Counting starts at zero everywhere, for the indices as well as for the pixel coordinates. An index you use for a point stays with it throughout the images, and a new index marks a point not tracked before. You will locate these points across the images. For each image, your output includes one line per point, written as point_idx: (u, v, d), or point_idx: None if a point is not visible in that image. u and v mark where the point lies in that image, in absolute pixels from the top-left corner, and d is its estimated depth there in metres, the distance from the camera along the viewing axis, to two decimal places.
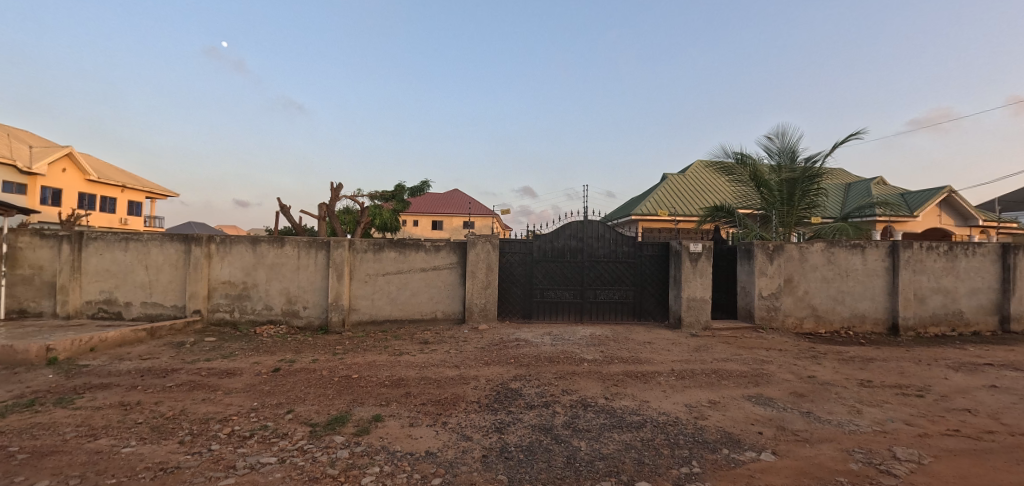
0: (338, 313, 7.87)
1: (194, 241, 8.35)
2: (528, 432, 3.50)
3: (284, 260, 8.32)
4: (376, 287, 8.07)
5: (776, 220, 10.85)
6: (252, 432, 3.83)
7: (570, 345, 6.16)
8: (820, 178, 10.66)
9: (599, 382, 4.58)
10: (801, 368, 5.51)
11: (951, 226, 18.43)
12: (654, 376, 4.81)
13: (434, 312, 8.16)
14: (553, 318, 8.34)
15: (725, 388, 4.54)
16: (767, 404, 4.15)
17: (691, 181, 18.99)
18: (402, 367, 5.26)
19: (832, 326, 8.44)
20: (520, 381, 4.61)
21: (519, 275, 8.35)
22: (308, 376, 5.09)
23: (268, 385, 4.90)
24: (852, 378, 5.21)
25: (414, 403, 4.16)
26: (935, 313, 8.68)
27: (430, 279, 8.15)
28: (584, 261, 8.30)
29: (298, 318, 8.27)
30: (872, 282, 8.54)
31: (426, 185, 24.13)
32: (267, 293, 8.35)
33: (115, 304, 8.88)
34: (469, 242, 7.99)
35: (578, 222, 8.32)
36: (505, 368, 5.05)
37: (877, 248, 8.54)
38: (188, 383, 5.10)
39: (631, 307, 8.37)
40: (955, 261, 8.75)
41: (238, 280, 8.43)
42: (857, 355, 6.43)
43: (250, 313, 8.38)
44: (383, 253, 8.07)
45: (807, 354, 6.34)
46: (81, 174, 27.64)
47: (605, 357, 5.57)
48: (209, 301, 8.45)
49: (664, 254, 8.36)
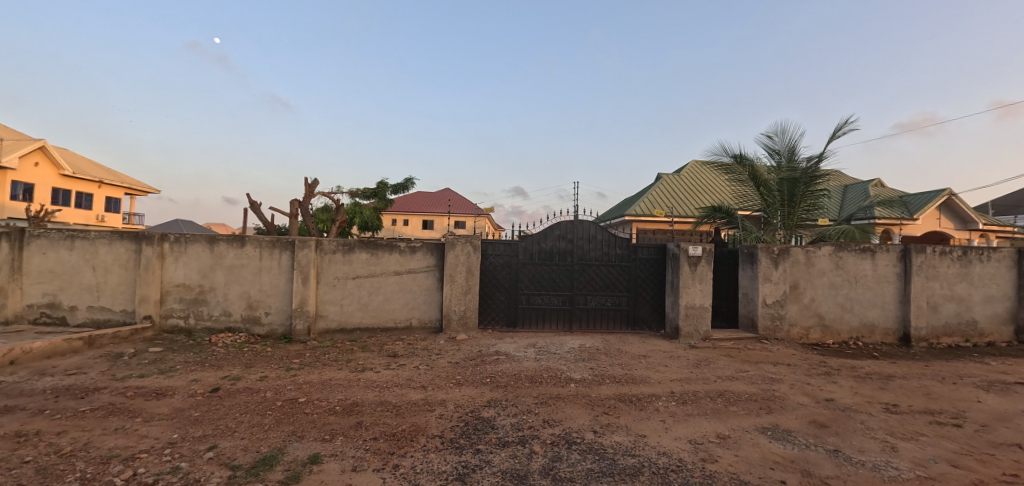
0: (303, 320, 7.13)
1: (145, 239, 7.56)
2: (496, 482, 2.80)
3: (244, 261, 7.56)
4: (345, 292, 7.33)
5: (777, 221, 10.24)
6: (158, 476, 3.10)
7: (556, 360, 5.47)
8: (824, 178, 10.08)
9: (587, 409, 3.89)
10: (816, 389, 4.86)
11: (951, 230, 18.05)
12: (651, 401, 4.14)
13: (408, 320, 7.44)
14: (540, 326, 7.66)
15: (735, 416, 3.88)
16: (786, 439, 3.48)
17: (687, 181, 18.38)
18: (360, 387, 4.53)
19: (839, 337, 7.84)
20: (494, 408, 3.91)
21: (504, 279, 7.65)
22: (247, 400, 4.37)
23: (198, 411, 4.18)
24: (874, 402, 4.58)
25: (362, 437, 3.45)
26: (948, 321, 8.11)
27: (405, 283, 7.42)
28: (574, 264, 7.63)
29: (259, 325, 7.52)
30: (882, 289, 7.95)
31: (410, 183, 23.21)
32: (226, 298, 7.59)
33: (59, 308, 8.06)
34: (447, 243, 7.28)
35: (568, 222, 7.66)
36: (478, 390, 4.34)
37: (888, 253, 7.95)
38: (106, 408, 4.35)
39: (624, 315, 7.71)
40: (969, 267, 8.19)
41: (194, 283, 7.65)
42: (873, 371, 5.82)
43: (206, 319, 7.61)
44: (353, 254, 7.33)
45: (819, 371, 5.71)
46: (54, 169, 26.42)
47: (596, 375, 4.88)
48: (162, 306, 7.67)
49: (661, 258, 7.71)
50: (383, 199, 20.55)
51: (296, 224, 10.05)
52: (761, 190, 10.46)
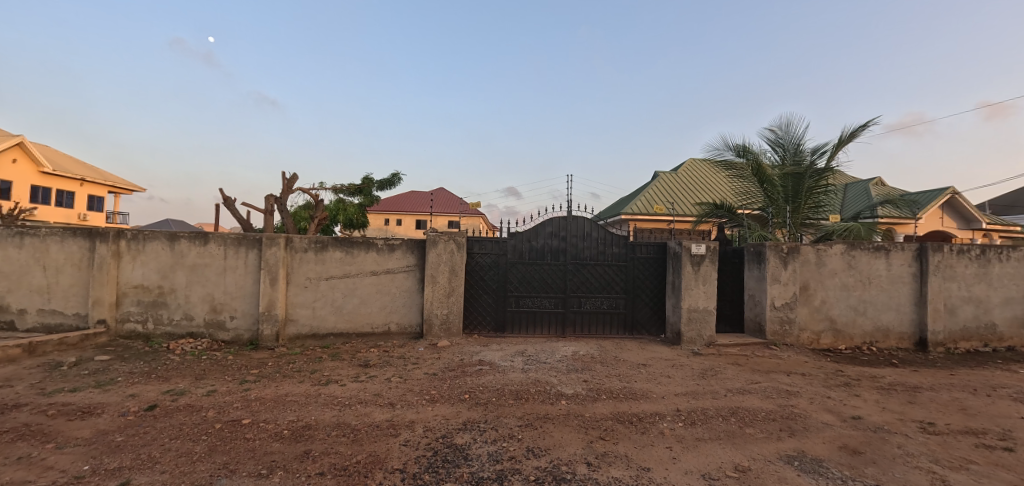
0: (270, 326, 6.49)
1: (99, 237, 6.90)
2: None
3: (208, 261, 6.92)
4: (318, 293, 6.70)
5: (780, 220, 9.70)
6: None
7: (546, 371, 4.88)
8: (830, 174, 9.56)
9: (580, 433, 3.30)
10: (839, 404, 4.30)
11: (953, 230, 17.63)
12: (654, 422, 3.54)
13: (386, 325, 6.83)
14: (530, 331, 7.07)
15: (752, 442, 3.30)
16: (817, 472, 2.90)
17: (685, 179, 17.84)
18: (317, 405, 3.91)
19: (852, 342, 7.30)
20: (469, 433, 3.31)
21: (491, 280, 7.05)
22: (183, 420, 3.77)
23: (123, 435, 3.60)
24: (907, 420, 4.02)
25: (306, 473, 2.84)
26: (966, 325, 7.59)
27: (382, 284, 6.81)
28: (567, 264, 7.04)
29: (223, 330, 6.89)
30: (897, 291, 7.42)
31: (396, 177, 22.50)
32: (187, 301, 6.96)
33: (5, 312, 7.34)
34: (428, 240, 6.65)
35: (561, 218, 7.07)
36: (454, 409, 3.74)
37: (903, 252, 7.41)
38: (18, 431, 3.73)
39: (621, 319, 7.13)
40: (987, 267, 7.66)
41: (153, 284, 7.00)
42: (897, 381, 5.26)
43: (166, 324, 6.97)
44: (326, 253, 6.70)
45: (837, 381, 5.14)
46: (33, 166, 25.56)
47: (591, 390, 4.29)
48: (118, 309, 7.01)
49: (661, 257, 7.13)
50: (369, 196, 19.82)
51: (271, 222, 9.40)
52: (765, 186, 9.92)
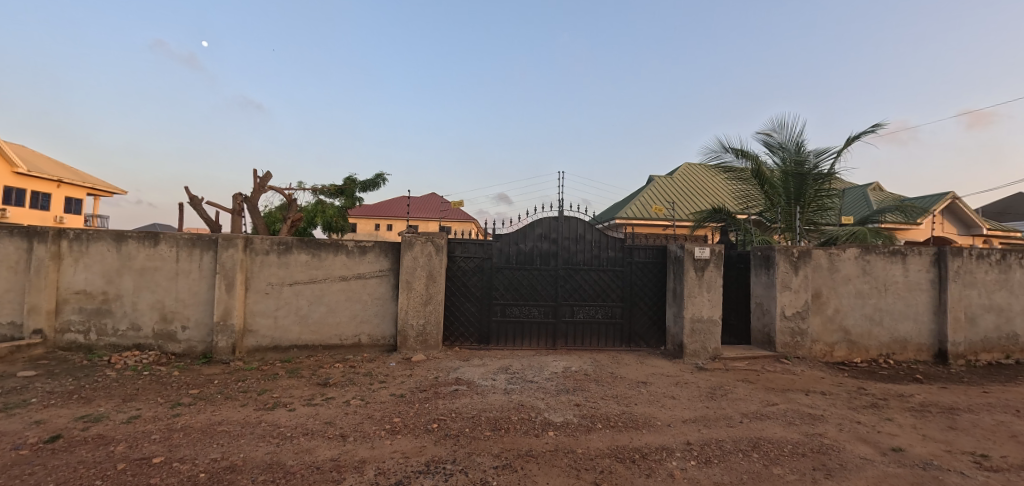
0: (226, 337, 5.79)
1: (36, 236, 6.14)
2: None
3: (159, 264, 6.22)
4: (280, 301, 6.01)
5: (784, 224, 9.14)
6: None
7: (532, 393, 4.21)
8: (834, 176, 9.05)
9: (569, 478, 2.65)
10: (873, 432, 3.68)
11: (954, 236, 17.31)
12: (660, 461, 2.90)
13: (356, 337, 6.16)
14: (517, 343, 6.42)
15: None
16: None
17: (682, 182, 17.35)
18: (253, 437, 3.23)
19: (867, 354, 6.72)
20: (432, 477, 2.64)
21: (474, 287, 6.39)
22: (84, 457, 3.06)
23: (2, 477, 2.89)
24: (956, 452, 3.41)
25: None
26: (988, 336, 7.03)
27: (353, 291, 6.14)
28: (559, 269, 6.41)
29: (174, 342, 6.19)
30: (914, 299, 6.86)
31: (382, 178, 21.85)
32: (135, 308, 6.24)
33: None
34: (403, 242, 6.00)
35: (552, 218, 6.45)
36: (417, 444, 3.08)
37: (921, 256, 6.85)
38: None
39: (617, 330, 6.51)
40: (1008, 273, 7.12)
41: (98, 289, 6.27)
42: (928, 401, 4.67)
43: (110, 335, 6.24)
44: (290, 256, 6.01)
45: (863, 402, 4.54)
46: (8, 167, 24.60)
47: (584, 417, 3.62)
48: (58, 318, 6.26)
49: (660, 262, 6.52)
50: (352, 199, 19.17)
51: (239, 223, 8.69)
52: (767, 188, 9.39)
